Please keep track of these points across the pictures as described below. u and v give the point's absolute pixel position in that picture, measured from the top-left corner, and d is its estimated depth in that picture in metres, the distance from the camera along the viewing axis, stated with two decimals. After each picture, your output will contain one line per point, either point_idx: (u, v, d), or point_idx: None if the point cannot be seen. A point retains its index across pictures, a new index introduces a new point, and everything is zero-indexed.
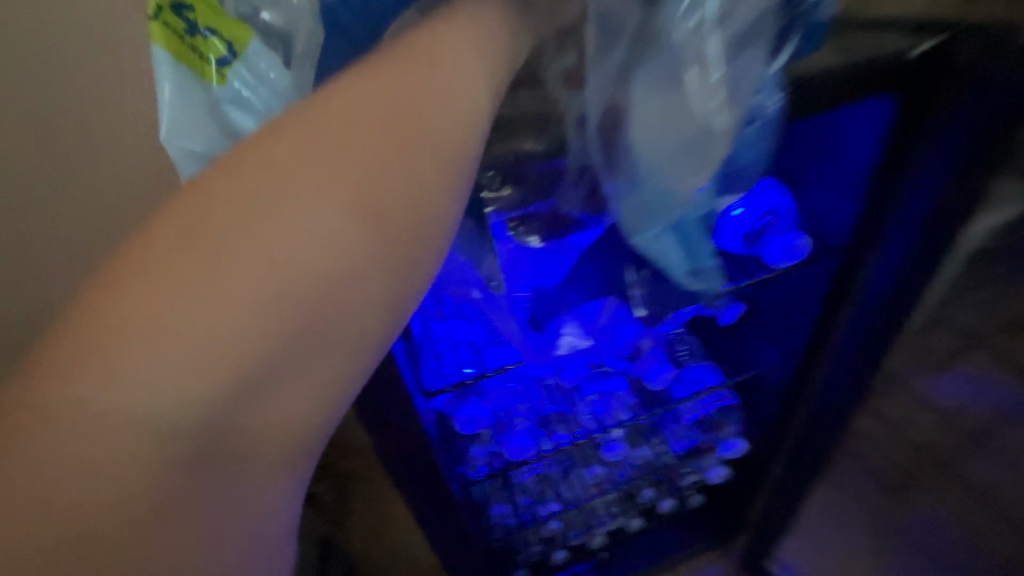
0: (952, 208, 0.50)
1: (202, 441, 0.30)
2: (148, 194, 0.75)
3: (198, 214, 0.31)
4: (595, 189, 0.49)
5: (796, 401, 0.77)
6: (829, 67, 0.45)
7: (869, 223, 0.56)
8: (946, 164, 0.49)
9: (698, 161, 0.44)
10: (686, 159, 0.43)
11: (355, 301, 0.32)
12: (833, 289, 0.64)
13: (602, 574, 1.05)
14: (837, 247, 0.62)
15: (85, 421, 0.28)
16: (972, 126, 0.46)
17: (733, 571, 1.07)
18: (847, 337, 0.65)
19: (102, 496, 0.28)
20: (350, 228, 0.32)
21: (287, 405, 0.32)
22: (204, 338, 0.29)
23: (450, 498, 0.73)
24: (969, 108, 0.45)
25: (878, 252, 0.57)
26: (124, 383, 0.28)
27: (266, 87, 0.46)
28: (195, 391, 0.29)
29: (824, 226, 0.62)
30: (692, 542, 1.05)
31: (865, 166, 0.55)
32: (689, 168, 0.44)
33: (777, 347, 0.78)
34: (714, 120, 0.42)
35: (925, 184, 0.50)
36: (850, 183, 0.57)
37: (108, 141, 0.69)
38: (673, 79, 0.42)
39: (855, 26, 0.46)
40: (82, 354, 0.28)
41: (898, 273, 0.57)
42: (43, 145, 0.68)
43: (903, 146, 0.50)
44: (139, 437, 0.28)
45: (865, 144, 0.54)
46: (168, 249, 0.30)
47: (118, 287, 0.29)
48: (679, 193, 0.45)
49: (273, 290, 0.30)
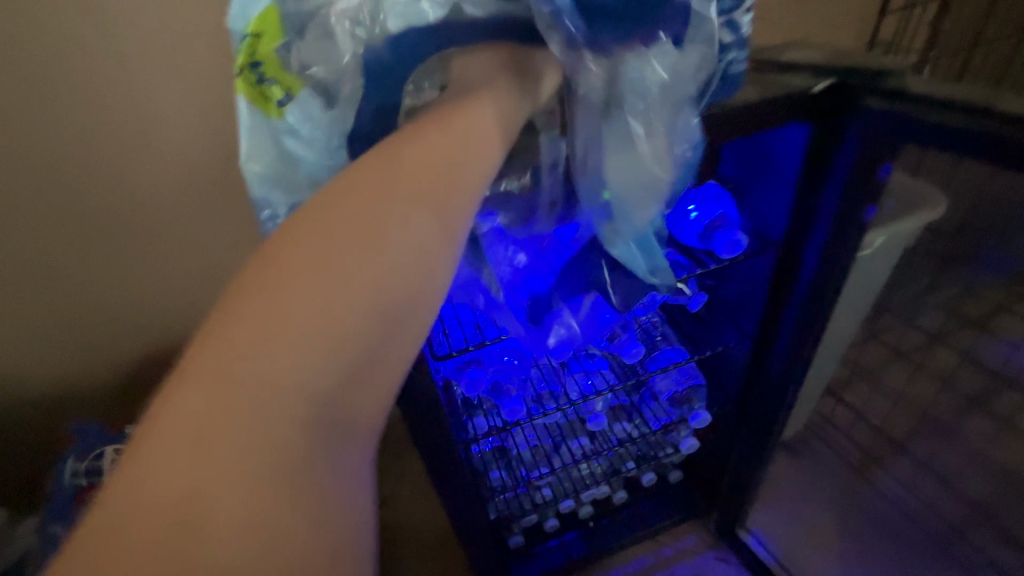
0: (850, 219, 0.59)
1: (309, 434, 0.29)
2: (202, 198, 0.91)
3: (275, 267, 0.31)
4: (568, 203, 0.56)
5: (752, 381, 0.84)
6: (748, 99, 0.53)
7: (797, 226, 0.64)
8: (842, 182, 0.57)
9: (649, 198, 0.51)
10: (640, 196, 0.51)
11: (419, 295, 0.33)
12: (773, 283, 0.71)
13: (588, 542, 1.12)
14: (775, 242, 0.68)
15: (183, 485, 0.26)
16: (857, 153, 0.54)
17: (706, 540, 1.17)
18: (784, 327, 0.73)
19: (222, 517, 0.26)
20: (412, 234, 0.34)
21: (376, 386, 0.32)
22: (304, 339, 0.29)
23: (445, 462, 0.82)
24: (855, 137, 0.54)
25: (801, 252, 0.65)
26: (233, 419, 0.27)
27: (315, 124, 0.50)
28: (278, 433, 0.28)
29: (767, 226, 0.69)
30: (671, 514, 1.14)
31: (792, 177, 0.62)
32: (642, 203, 0.51)
33: (735, 330, 0.84)
34: (652, 175, 0.50)
35: (829, 197, 0.59)
36: (782, 190, 0.65)
37: (170, 150, 0.84)
38: (627, 132, 0.49)
39: (772, 67, 0.55)
40: (181, 411, 0.28)
41: (816, 272, 0.65)
42: (111, 153, 0.82)
43: (815, 163, 0.58)
44: (241, 457, 0.27)
45: (791, 159, 0.62)
46: (252, 292, 0.30)
47: (212, 334, 0.29)
48: (636, 220, 0.53)
49: (363, 293, 0.31)
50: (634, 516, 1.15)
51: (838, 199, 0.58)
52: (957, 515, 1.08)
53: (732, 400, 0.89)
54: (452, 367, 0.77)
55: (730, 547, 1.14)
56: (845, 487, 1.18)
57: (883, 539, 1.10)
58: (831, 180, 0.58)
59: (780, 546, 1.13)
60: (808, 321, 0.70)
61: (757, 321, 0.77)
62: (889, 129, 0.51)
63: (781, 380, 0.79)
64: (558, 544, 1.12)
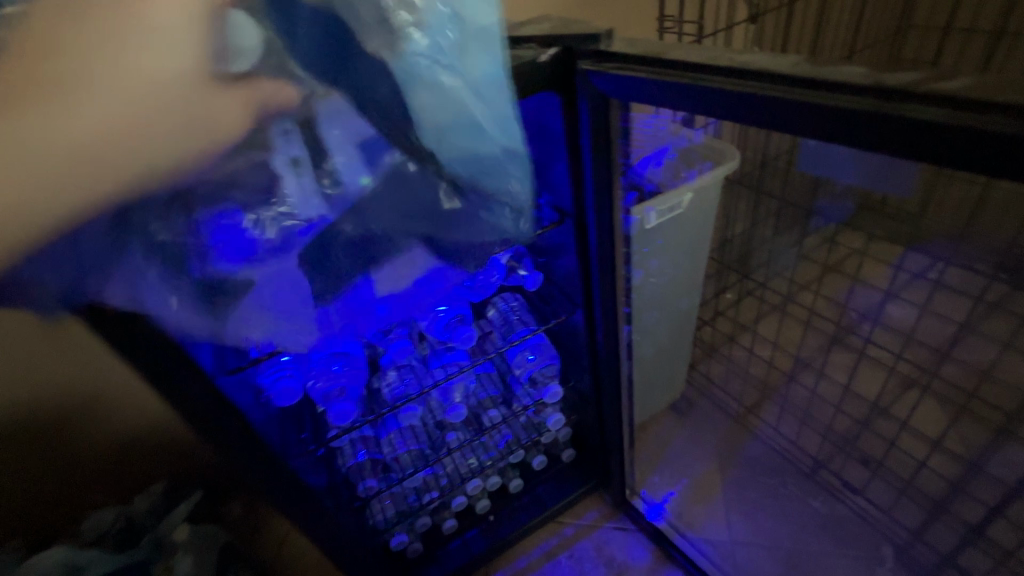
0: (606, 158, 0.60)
1: None
2: (73, 349, 0.90)
3: None
4: (254, 207, 0.49)
5: (594, 346, 0.87)
6: (458, 132, 0.50)
7: (577, 184, 0.65)
8: (592, 139, 0.59)
9: (432, 100, 0.48)
10: (432, 97, 0.47)
11: None
12: (580, 240, 0.72)
13: (490, 536, 1.12)
14: (567, 207, 0.70)
15: None
16: (593, 104, 0.56)
17: (608, 512, 1.18)
18: (597, 286, 0.75)
19: None
20: None
21: None
22: None
23: (295, 479, 0.75)
24: (587, 90, 0.55)
25: (585, 198, 0.66)
26: None
27: None
28: None
29: (556, 190, 0.70)
30: (569, 490, 1.17)
31: (560, 135, 0.62)
32: (436, 98, 0.47)
33: (568, 301, 0.86)
34: (438, 77, 0.47)
35: (588, 155, 0.61)
36: (558, 153, 0.65)
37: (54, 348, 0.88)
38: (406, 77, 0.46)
39: None
40: None
41: (602, 212, 0.65)
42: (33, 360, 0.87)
43: (573, 126, 0.60)
44: None
45: (556, 123, 0.62)
46: None
47: None
48: (436, 119, 0.48)
49: None
50: (531, 501, 1.16)
51: (595, 152, 0.60)
52: (818, 450, 1.16)
53: (586, 369, 0.92)
54: (266, 379, 0.71)
55: (628, 516, 1.16)
56: (729, 437, 1.24)
57: (774, 460, 1.18)
58: (584, 125, 0.58)
59: (673, 508, 1.15)
60: (610, 276, 0.73)
61: (579, 287, 0.79)
62: (632, 90, 0.51)
63: (611, 337, 0.82)
64: (459, 544, 1.11)
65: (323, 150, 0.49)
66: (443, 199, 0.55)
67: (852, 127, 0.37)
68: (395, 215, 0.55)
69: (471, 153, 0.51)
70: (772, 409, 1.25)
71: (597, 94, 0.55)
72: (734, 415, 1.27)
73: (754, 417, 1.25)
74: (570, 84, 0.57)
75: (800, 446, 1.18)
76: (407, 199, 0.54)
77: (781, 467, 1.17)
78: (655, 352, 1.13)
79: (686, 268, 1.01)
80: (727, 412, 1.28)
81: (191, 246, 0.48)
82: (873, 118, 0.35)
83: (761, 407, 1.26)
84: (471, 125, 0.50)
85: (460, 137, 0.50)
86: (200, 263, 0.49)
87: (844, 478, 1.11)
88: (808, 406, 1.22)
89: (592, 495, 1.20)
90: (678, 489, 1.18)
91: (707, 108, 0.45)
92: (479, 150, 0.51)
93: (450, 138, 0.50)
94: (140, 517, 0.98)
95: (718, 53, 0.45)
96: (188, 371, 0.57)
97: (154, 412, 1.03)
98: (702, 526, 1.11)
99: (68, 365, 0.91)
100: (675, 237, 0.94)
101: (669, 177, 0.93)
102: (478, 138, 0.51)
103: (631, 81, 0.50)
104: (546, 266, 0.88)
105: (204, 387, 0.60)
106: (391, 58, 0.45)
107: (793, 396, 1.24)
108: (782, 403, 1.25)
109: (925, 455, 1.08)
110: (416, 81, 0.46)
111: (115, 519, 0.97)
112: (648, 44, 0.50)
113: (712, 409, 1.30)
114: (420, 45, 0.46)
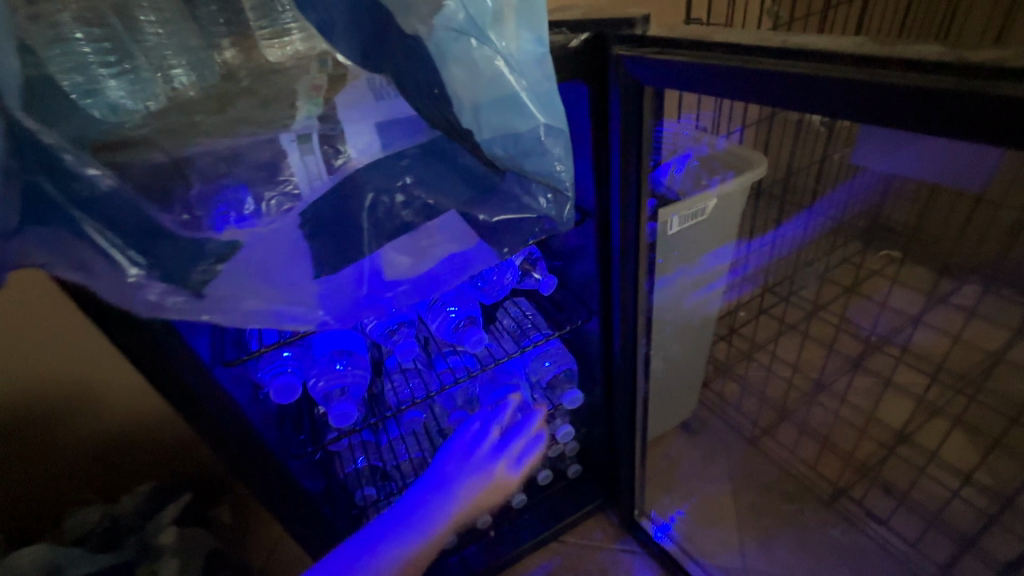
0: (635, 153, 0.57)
1: None
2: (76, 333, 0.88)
3: None
4: (260, 179, 0.48)
5: (609, 355, 0.83)
6: (499, 110, 0.46)
7: (602, 180, 0.62)
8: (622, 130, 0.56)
9: (472, 72, 0.45)
10: (472, 71, 0.44)
11: None
12: (602, 242, 0.68)
13: (490, 553, 1.07)
14: (589, 207, 0.67)
15: None
16: (626, 94, 0.53)
17: (614, 533, 1.13)
18: (617, 290, 0.72)
19: None
20: None
21: None
22: None
23: (290, 482, 0.71)
24: (620, 78, 0.52)
25: (611, 196, 0.62)
26: None
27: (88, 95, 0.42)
28: None
29: (578, 189, 0.67)
30: (574, 508, 1.12)
31: (586, 129, 0.59)
32: (477, 72, 0.45)
33: (584, 307, 0.82)
34: (478, 51, 0.44)
35: (618, 148, 0.58)
36: (583, 149, 0.62)
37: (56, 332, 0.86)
38: (444, 50, 0.44)
39: None
40: None
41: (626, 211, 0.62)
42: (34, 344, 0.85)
43: (602, 119, 0.57)
44: None
45: (583, 116, 0.58)
46: None
47: None
48: (477, 94, 0.45)
49: None
50: (534, 518, 1.11)
51: (623, 145, 0.57)
52: (838, 475, 1.11)
53: (600, 380, 0.88)
54: (266, 374, 0.67)
55: (636, 538, 1.10)
56: (745, 459, 1.19)
57: (790, 485, 1.13)
58: (615, 117, 0.55)
59: (684, 531, 1.10)
60: (631, 280, 0.69)
61: (598, 293, 0.76)
62: (670, 76, 0.47)
63: (628, 346, 0.78)
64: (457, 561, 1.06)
65: (341, 129, 0.49)
66: (476, 179, 0.53)
67: (923, 110, 0.32)
68: (437, 195, 0.52)
69: (512, 129, 0.47)
70: (789, 431, 1.20)
71: (631, 83, 0.52)
72: (750, 437, 1.22)
73: (769, 439, 1.20)
74: (602, 73, 0.54)
75: (819, 471, 1.12)
76: (441, 177, 0.52)
77: (798, 493, 1.11)
78: (669, 368, 1.09)
79: (706, 280, 0.98)
80: (742, 434, 1.23)
81: (187, 216, 0.45)
82: (951, 97, 0.31)
83: (777, 429, 1.21)
84: (511, 98, 0.46)
85: (500, 112, 0.46)
86: (190, 229, 0.46)
87: (867, 506, 1.06)
88: (827, 429, 1.17)
89: (599, 515, 1.15)
90: (689, 512, 1.12)
91: (754, 94, 0.42)
92: (522, 127, 0.47)
93: (490, 115, 0.46)
94: (124, 518, 0.94)
95: (767, 37, 0.42)
96: (181, 358, 0.54)
97: (149, 407, 1.00)
98: (714, 552, 1.06)
99: (66, 345, 0.88)
100: (697, 246, 0.91)
101: (690, 185, 0.89)
102: (520, 114, 0.47)
103: (669, 66, 0.47)
104: (562, 271, 0.85)
105: (198, 376, 0.56)
106: (428, 34, 0.43)
107: (811, 420, 1.19)
108: (800, 427, 1.19)
109: (955, 486, 1.02)
110: (455, 53, 0.44)
111: (98, 520, 0.93)
112: (689, 29, 0.47)
113: (725, 429, 1.25)
114: (455, 18, 0.43)
